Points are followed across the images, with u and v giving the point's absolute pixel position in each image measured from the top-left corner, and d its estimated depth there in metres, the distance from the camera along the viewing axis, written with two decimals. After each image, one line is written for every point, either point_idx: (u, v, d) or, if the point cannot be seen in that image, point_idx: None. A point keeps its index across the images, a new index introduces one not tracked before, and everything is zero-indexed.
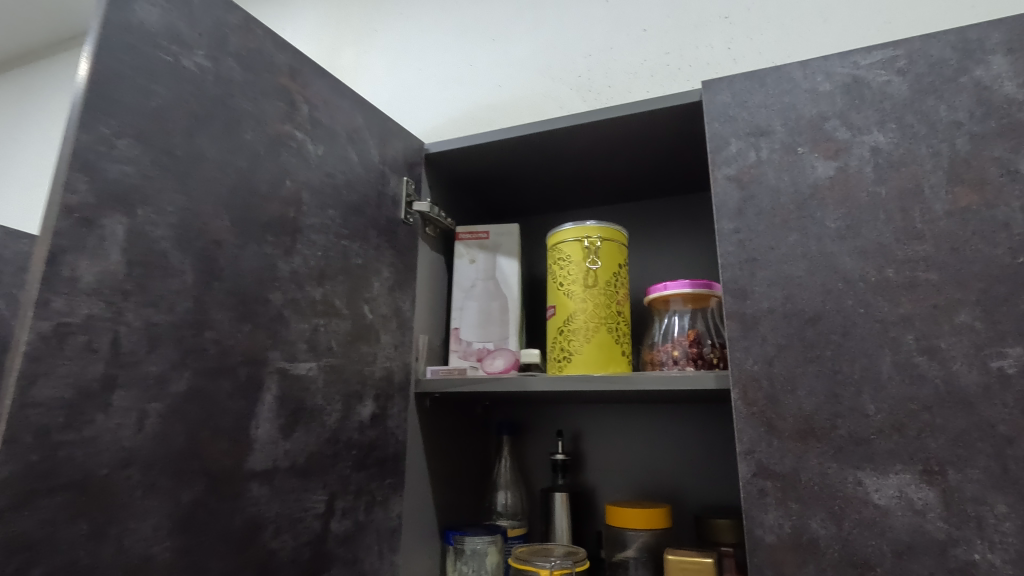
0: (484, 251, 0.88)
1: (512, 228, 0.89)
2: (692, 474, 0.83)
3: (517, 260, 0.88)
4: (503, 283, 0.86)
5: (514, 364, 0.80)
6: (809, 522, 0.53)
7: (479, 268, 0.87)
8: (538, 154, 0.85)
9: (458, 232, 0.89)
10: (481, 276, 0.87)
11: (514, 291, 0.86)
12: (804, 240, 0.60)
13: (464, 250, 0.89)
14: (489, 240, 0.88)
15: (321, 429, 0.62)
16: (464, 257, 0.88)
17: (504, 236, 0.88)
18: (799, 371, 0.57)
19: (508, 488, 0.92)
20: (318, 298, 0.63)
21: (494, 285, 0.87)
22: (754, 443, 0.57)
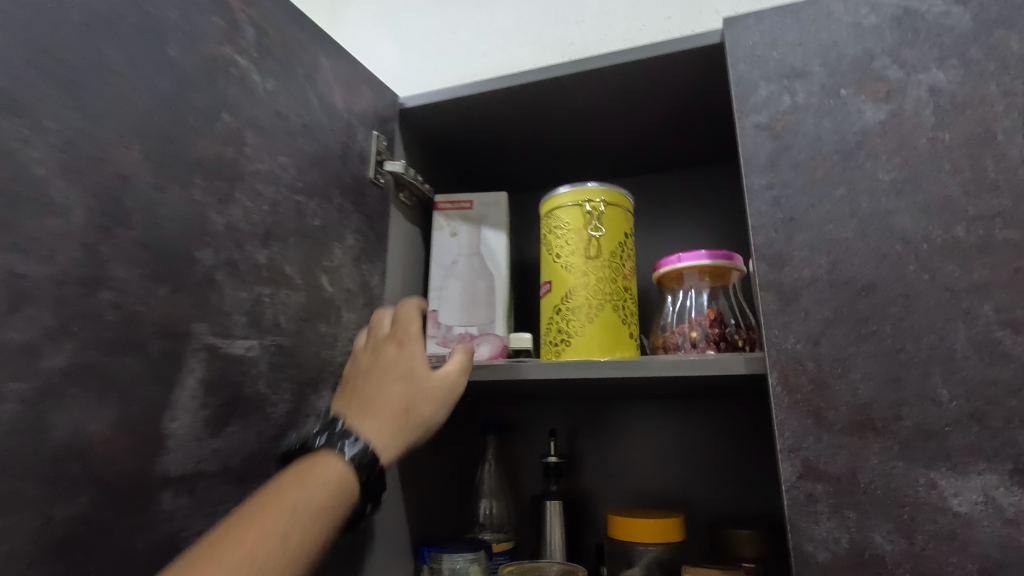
0: (467, 223, 0.76)
1: (499, 197, 0.77)
2: (703, 478, 0.73)
3: (504, 233, 0.76)
4: (489, 258, 0.75)
5: (502, 351, 0.69)
6: (872, 535, 0.43)
7: (461, 242, 0.76)
8: (530, 112, 0.74)
9: (437, 202, 0.78)
10: (464, 250, 0.75)
11: (502, 269, 0.74)
12: (852, 195, 0.51)
13: (444, 221, 0.77)
14: (472, 210, 0.77)
15: (264, 424, 0.49)
16: (444, 229, 0.76)
17: (491, 206, 0.77)
18: (851, 351, 0.47)
19: (492, 496, 0.80)
20: (263, 262, 0.51)
21: (478, 261, 0.75)
22: (800, 439, 0.47)
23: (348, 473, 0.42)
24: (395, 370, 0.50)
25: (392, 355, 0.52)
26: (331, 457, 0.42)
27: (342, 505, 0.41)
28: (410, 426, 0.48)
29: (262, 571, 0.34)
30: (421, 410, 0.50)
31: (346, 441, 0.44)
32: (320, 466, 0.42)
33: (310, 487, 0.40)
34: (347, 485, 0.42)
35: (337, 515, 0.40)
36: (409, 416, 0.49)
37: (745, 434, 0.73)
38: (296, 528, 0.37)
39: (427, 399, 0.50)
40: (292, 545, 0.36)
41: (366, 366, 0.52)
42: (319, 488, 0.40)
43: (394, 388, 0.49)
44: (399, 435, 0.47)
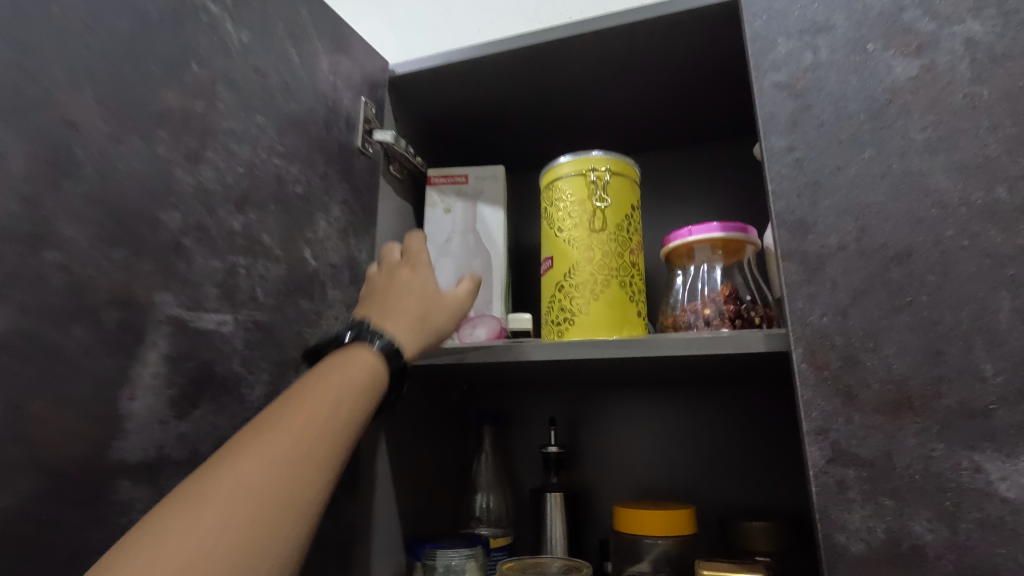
0: (462, 199, 0.72)
1: (496, 171, 0.73)
2: (712, 468, 0.69)
3: (502, 209, 0.71)
4: (485, 236, 0.71)
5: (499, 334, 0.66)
6: (911, 524, 0.39)
7: (456, 218, 0.71)
8: (528, 81, 0.70)
9: (430, 176, 0.73)
10: (459, 227, 0.71)
11: (499, 246, 0.70)
12: (882, 157, 0.47)
13: (437, 196, 0.72)
14: (467, 185, 0.72)
15: (239, 408, 0.45)
16: (437, 205, 0.72)
17: (487, 180, 0.72)
18: (884, 324, 0.43)
19: (489, 489, 0.75)
20: (239, 229, 0.46)
21: (474, 239, 0.70)
22: (829, 420, 0.43)
23: (380, 361, 0.46)
24: (411, 285, 0.53)
25: (406, 274, 0.54)
26: (362, 349, 0.46)
27: (378, 389, 0.45)
28: (427, 334, 0.52)
29: (323, 430, 0.39)
30: (435, 320, 0.53)
31: (376, 338, 0.47)
32: (354, 354, 0.45)
33: (343, 374, 0.43)
34: (378, 373, 0.45)
35: (375, 395, 0.44)
36: (426, 325, 0.52)
37: (757, 421, 0.69)
38: (342, 401, 0.41)
39: (442, 313, 0.53)
40: (341, 416, 0.40)
41: (382, 282, 0.55)
42: (352, 375, 0.43)
43: (411, 300, 0.52)
44: (418, 339, 0.50)
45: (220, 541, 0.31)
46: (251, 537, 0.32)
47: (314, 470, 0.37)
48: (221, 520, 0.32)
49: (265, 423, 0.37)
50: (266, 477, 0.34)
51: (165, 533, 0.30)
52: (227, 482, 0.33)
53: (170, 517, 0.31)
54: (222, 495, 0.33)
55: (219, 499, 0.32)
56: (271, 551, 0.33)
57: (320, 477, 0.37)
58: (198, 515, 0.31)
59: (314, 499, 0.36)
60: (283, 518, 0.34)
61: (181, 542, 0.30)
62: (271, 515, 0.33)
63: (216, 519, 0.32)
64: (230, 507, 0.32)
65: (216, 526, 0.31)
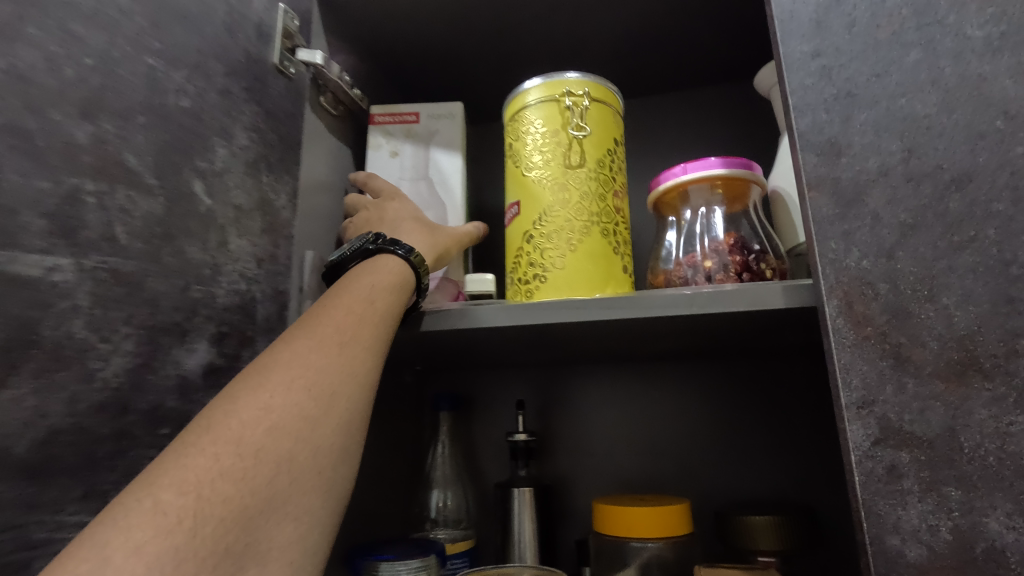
0: (412, 140, 0.60)
1: (454, 109, 0.61)
2: (703, 452, 0.60)
3: (460, 153, 0.60)
4: (439, 184, 0.59)
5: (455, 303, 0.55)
6: (985, 522, 0.30)
7: (404, 163, 0.59)
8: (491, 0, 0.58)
9: (373, 114, 0.61)
10: (407, 174, 0.59)
11: (456, 195, 0.58)
12: (931, 60, 0.37)
13: (382, 137, 0.60)
14: (418, 124, 0.60)
15: (83, 388, 0.32)
16: (382, 147, 0.60)
17: (443, 120, 0.60)
18: (941, 267, 0.34)
19: (447, 485, 0.64)
20: (86, 142, 0.33)
21: (426, 188, 0.58)
22: (874, 390, 0.33)
23: (406, 266, 0.44)
24: (411, 213, 0.51)
25: (397, 205, 0.52)
26: (387, 255, 0.44)
27: (408, 292, 0.43)
28: (438, 250, 0.49)
29: (375, 309, 0.39)
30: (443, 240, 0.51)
31: (399, 248, 0.45)
32: (379, 262, 0.43)
33: (373, 271, 0.42)
34: (407, 277, 0.43)
35: (409, 294, 0.43)
36: (441, 247, 0.50)
37: (754, 400, 0.60)
38: (382, 294, 0.40)
39: (455, 240, 0.52)
40: (383, 306, 0.40)
41: (376, 214, 0.52)
42: (382, 270, 0.42)
43: (417, 223, 0.50)
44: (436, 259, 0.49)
45: (288, 401, 0.31)
46: (317, 399, 0.32)
47: (366, 347, 0.36)
48: (285, 384, 0.32)
49: (314, 309, 0.37)
50: (321, 349, 0.34)
51: (233, 399, 0.31)
52: (285, 353, 0.33)
53: (236, 384, 0.31)
54: (282, 364, 0.32)
55: (280, 367, 0.32)
56: (337, 413, 0.33)
57: (374, 352, 0.37)
58: (263, 381, 0.31)
59: (370, 371, 0.36)
60: (345, 384, 0.34)
61: (250, 403, 0.30)
62: (332, 383, 0.33)
63: (282, 383, 0.32)
64: (291, 375, 0.32)
65: (281, 389, 0.31)
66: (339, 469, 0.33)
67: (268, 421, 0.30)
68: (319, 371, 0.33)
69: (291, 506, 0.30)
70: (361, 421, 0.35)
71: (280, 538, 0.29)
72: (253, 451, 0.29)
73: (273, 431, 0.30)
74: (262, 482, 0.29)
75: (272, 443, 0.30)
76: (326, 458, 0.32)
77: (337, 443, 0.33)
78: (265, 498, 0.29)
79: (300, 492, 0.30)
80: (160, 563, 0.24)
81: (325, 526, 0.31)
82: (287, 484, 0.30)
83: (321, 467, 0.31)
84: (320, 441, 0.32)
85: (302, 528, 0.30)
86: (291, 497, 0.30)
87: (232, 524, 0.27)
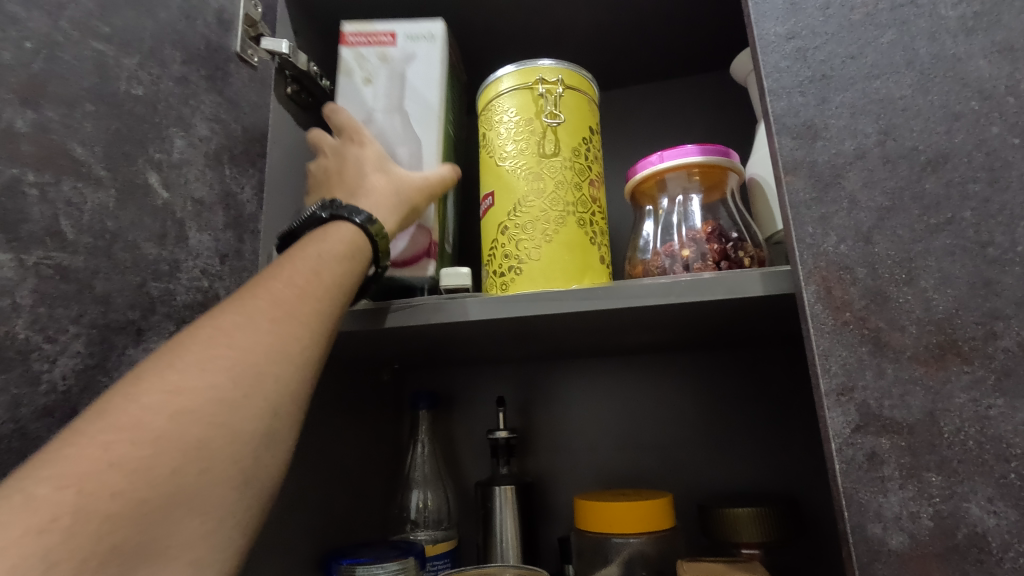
0: (388, 65, 0.53)
1: (435, 28, 0.54)
2: (687, 445, 0.59)
3: (439, 79, 0.52)
4: (416, 117, 0.52)
5: (428, 253, 0.50)
6: (967, 507, 0.30)
7: (379, 92, 0.52)
8: None
9: (344, 34, 0.54)
10: (381, 105, 0.52)
11: (436, 128, 0.51)
12: (905, 41, 0.37)
13: (355, 62, 0.53)
14: (395, 46, 0.53)
15: (26, 390, 0.30)
16: (353, 74, 0.53)
17: (422, 42, 0.53)
18: (919, 250, 0.33)
19: (426, 485, 0.62)
20: (27, 130, 0.32)
21: (400, 120, 0.51)
22: (854, 376, 0.32)
23: (359, 234, 0.41)
24: (374, 166, 0.47)
25: (362, 153, 0.47)
26: (339, 222, 0.41)
27: (361, 263, 0.40)
28: (404, 208, 0.46)
29: (314, 284, 0.35)
30: (411, 196, 0.46)
31: (356, 214, 0.41)
32: (331, 230, 0.40)
33: (323, 240, 0.39)
34: (363, 248, 0.40)
35: (364, 264, 0.40)
36: (408, 205, 0.46)
37: (741, 389, 0.59)
38: (327, 266, 0.37)
39: (421, 191, 0.47)
40: (327, 280, 0.36)
41: (335, 165, 0.47)
42: (329, 240, 0.39)
43: (381, 178, 0.46)
44: (400, 221, 0.45)
45: (200, 383, 0.28)
46: (237, 381, 0.29)
47: (305, 323, 0.33)
48: (201, 363, 0.29)
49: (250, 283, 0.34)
50: (247, 327, 0.31)
51: (140, 380, 0.28)
52: (203, 330, 0.30)
53: (147, 363, 0.29)
54: (201, 341, 0.29)
55: (196, 346, 0.29)
56: (261, 395, 0.30)
57: (314, 329, 0.34)
58: (176, 360, 0.29)
59: (308, 350, 0.33)
60: (273, 362, 0.31)
61: (155, 386, 0.27)
62: (257, 364, 0.30)
63: (197, 361, 0.29)
64: (208, 355, 0.29)
65: (196, 369, 0.28)
66: (263, 457, 0.30)
67: (176, 404, 0.27)
68: (241, 351, 0.30)
69: (199, 499, 0.27)
70: (293, 405, 0.32)
71: (184, 535, 0.26)
72: (153, 439, 0.26)
73: (180, 417, 0.27)
74: (163, 472, 0.26)
75: (177, 429, 0.27)
76: (245, 446, 0.29)
77: (259, 428, 0.30)
78: (167, 491, 0.26)
79: (211, 484, 0.27)
80: (29, 565, 0.22)
81: (240, 519, 0.29)
82: (194, 475, 0.27)
83: (238, 455, 0.28)
84: (239, 426, 0.29)
85: (210, 523, 0.27)
86: (200, 489, 0.27)
87: (123, 520, 0.24)
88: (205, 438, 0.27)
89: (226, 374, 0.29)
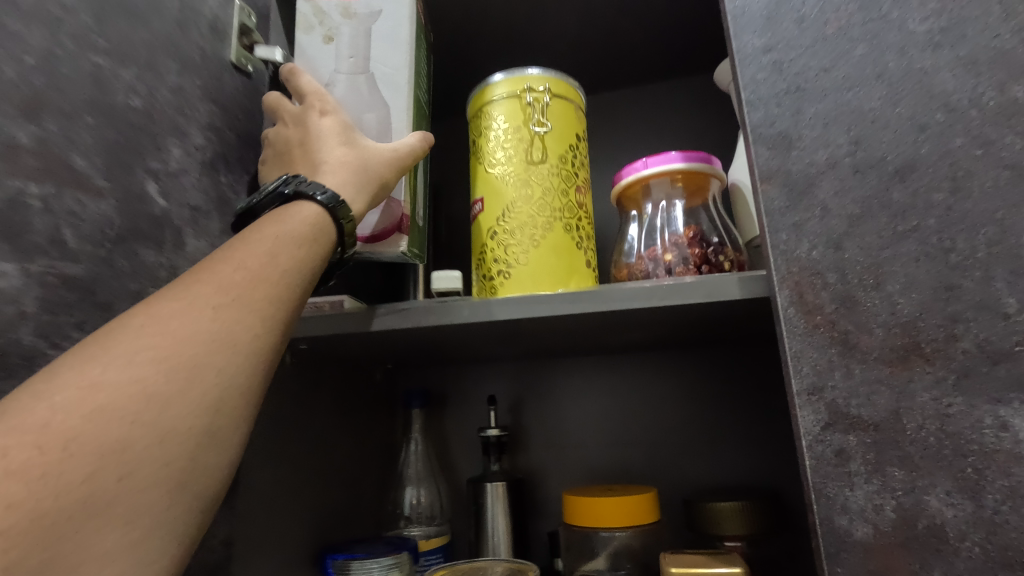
0: (351, 21, 0.50)
1: None
2: (683, 442, 0.61)
3: (408, 38, 0.50)
4: (382, 79, 0.49)
5: (400, 225, 0.47)
6: (927, 499, 0.31)
7: (341, 51, 0.50)
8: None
9: None
10: (344, 66, 0.50)
11: (404, 89, 0.49)
12: (876, 55, 0.38)
13: (314, 18, 0.51)
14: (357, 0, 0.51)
15: None
16: (314, 30, 0.50)
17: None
18: (886, 256, 0.35)
19: (420, 482, 0.64)
20: (30, 144, 0.33)
21: (366, 83, 0.49)
22: (823, 376, 0.34)
23: (322, 216, 0.39)
24: (341, 138, 0.44)
25: (325, 122, 0.44)
26: (301, 202, 0.39)
27: (323, 246, 0.38)
28: (373, 183, 0.43)
29: (265, 269, 0.33)
30: (380, 170, 0.44)
31: (318, 192, 0.39)
32: (294, 210, 0.38)
33: (283, 222, 0.36)
34: (328, 231, 0.39)
35: (330, 246, 0.39)
36: (377, 181, 0.43)
37: (737, 385, 0.61)
38: (283, 249, 0.35)
39: (391, 165, 0.45)
40: (283, 265, 0.34)
41: (298, 136, 0.45)
42: (290, 222, 0.36)
43: (347, 150, 0.43)
44: (370, 198, 0.43)
45: (123, 377, 0.26)
46: (170, 375, 0.27)
47: (254, 312, 0.31)
48: (129, 355, 0.27)
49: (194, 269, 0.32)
50: (184, 316, 0.29)
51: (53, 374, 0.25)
52: (133, 320, 0.28)
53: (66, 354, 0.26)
54: (130, 331, 0.27)
55: (123, 337, 0.27)
56: (197, 391, 0.28)
57: (263, 319, 0.32)
58: (99, 352, 0.26)
59: (257, 342, 0.31)
60: (214, 354, 0.29)
61: (71, 381, 0.25)
62: (193, 357, 0.28)
63: (125, 353, 0.27)
64: (136, 346, 0.27)
65: (120, 362, 0.26)
66: (203, 459, 0.28)
67: (95, 401, 0.25)
68: (175, 342, 0.28)
69: (119, 508, 0.24)
70: (241, 400, 0.30)
71: (99, 552, 0.23)
72: (64, 441, 0.24)
73: (98, 415, 0.25)
74: (75, 478, 0.23)
75: (94, 428, 0.24)
76: (179, 446, 0.27)
77: (198, 427, 0.28)
78: (81, 498, 0.23)
79: (135, 490, 0.25)
80: None
81: (172, 531, 0.26)
82: (114, 481, 0.24)
83: (169, 457, 0.26)
84: (170, 425, 0.26)
85: (132, 536, 0.25)
86: (123, 496, 0.24)
87: (21, 535, 0.22)
88: (128, 437, 0.25)
89: (158, 367, 0.27)
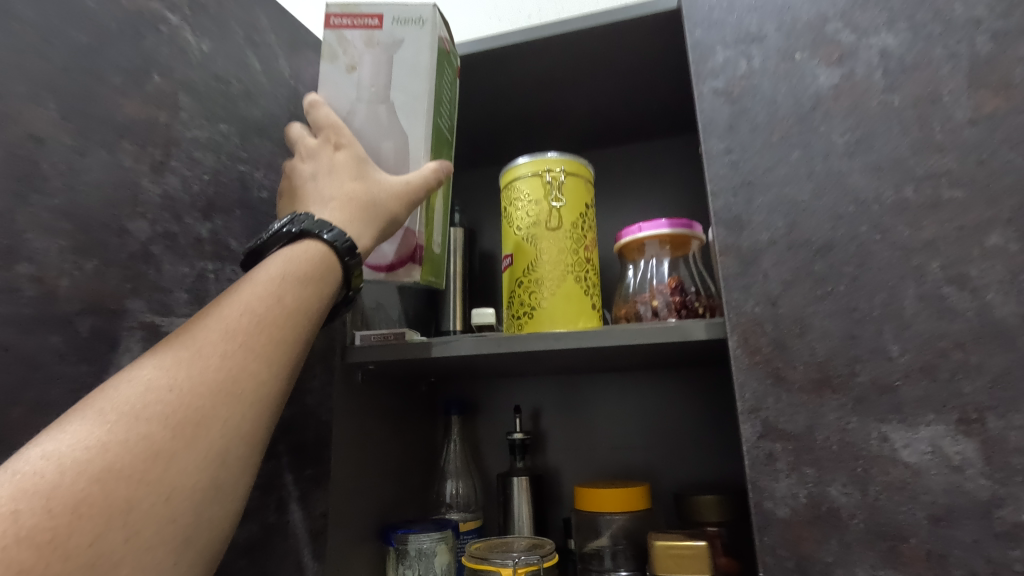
0: (374, 50, 0.55)
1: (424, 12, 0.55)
2: (681, 446, 0.73)
3: (428, 66, 0.55)
4: (400, 107, 0.55)
5: (413, 256, 0.58)
6: (829, 489, 0.44)
7: (363, 79, 0.55)
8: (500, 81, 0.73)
9: (329, 15, 0.55)
10: (365, 96, 0.54)
11: (421, 118, 0.55)
12: (808, 158, 0.51)
13: (338, 47, 0.55)
14: (380, 30, 0.55)
15: None
16: (338, 59, 0.55)
17: (411, 27, 0.55)
18: (810, 311, 0.48)
19: (458, 476, 0.78)
20: (206, 236, 0.48)
21: (386, 111, 0.55)
22: (760, 400, 0.47)
23: (329, 256, 0.45)
24: (353, 176, 0.51)
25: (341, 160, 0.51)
26: (311, 242, 0.45)
27: (320, 286, 0.44)
28: (376, 220, 0.50)
29: (261, 323, 0.39)
30: (386, 208, 0.51)
31: (324, 230, 0.46)
32: (302, 249, 0.45)
33: (290, 269, 0.43)
34: (332, 267, 0.46)
35: (333, 283, 0.46)
36: (386, 219, 0.51)
37: (728, 398, 0.73)
38: (283, 296, 0.42)
39: (395, 203, 0.52)
40: (277, 316, 0.40)
41: (312, 168, 0.51)
42: (302, 263, 0.44)
43: (356, 187, 0.50)
44: (377, 233, 0.51)
45: (126, 441, 0.31)
46: (170, 434, 0.33)
47: (248, 372, 0.37)
48: (134, 418, 0.32)
49: (195, 327, 0.38)
50: (183, 377, 0.35)
51: (67, 433, 0.31)
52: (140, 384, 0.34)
53: (74, 416, 0.32)
54: (136, 394, 0.33)
55: (128, 402, 0.33)
56: (196, 447, 0.33)
57: (258, 373, 0.38)
58: (108, 415, 0.32)
59: (253, 395, 0.37)
60: (213, 413, 0.35)
61: (82, 444, 0.30)
62: (192, 415, 0.34)
63: (130, 416, 0.32)
64: (139, 410, 0.32)
65: (127, 425, 0.32)
66: (199, 511, 0.33)
67: (101, 464, 0.30)
68: (178, 403, 0.34)
69: (125, 565, 0.29)
70: (238, 449, 0.36)
71: None
72: (76, 504, 0.29)
73: (105, 476, 0.30)
74: (85, 539, 0.28)
75: (103, 489, 0.30)
76: (179, 502, 0.32)
77: (197, 482, 0.33)
78: (92, 556, 0.28)
79: (138, 548, 0.30)
80: None
81: None
82: (120, 539, 0.30)
83: (172, 513, 0.32)
84: (170, 481, 0.32)
85: None
86: (127, 552, 0.30)
87: None
88: (134, 496, 0.30)
89: (162, 427, 0.33)
